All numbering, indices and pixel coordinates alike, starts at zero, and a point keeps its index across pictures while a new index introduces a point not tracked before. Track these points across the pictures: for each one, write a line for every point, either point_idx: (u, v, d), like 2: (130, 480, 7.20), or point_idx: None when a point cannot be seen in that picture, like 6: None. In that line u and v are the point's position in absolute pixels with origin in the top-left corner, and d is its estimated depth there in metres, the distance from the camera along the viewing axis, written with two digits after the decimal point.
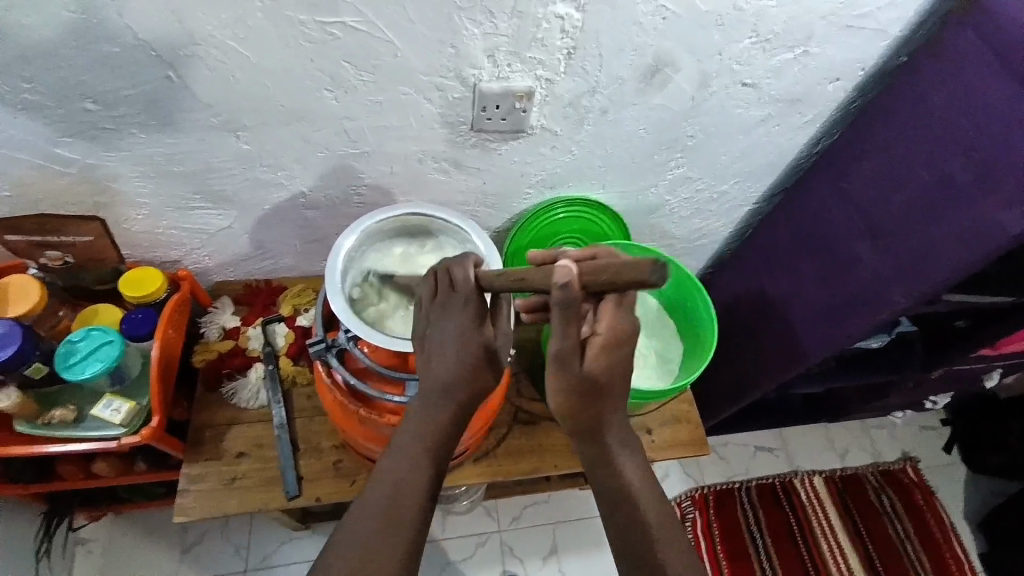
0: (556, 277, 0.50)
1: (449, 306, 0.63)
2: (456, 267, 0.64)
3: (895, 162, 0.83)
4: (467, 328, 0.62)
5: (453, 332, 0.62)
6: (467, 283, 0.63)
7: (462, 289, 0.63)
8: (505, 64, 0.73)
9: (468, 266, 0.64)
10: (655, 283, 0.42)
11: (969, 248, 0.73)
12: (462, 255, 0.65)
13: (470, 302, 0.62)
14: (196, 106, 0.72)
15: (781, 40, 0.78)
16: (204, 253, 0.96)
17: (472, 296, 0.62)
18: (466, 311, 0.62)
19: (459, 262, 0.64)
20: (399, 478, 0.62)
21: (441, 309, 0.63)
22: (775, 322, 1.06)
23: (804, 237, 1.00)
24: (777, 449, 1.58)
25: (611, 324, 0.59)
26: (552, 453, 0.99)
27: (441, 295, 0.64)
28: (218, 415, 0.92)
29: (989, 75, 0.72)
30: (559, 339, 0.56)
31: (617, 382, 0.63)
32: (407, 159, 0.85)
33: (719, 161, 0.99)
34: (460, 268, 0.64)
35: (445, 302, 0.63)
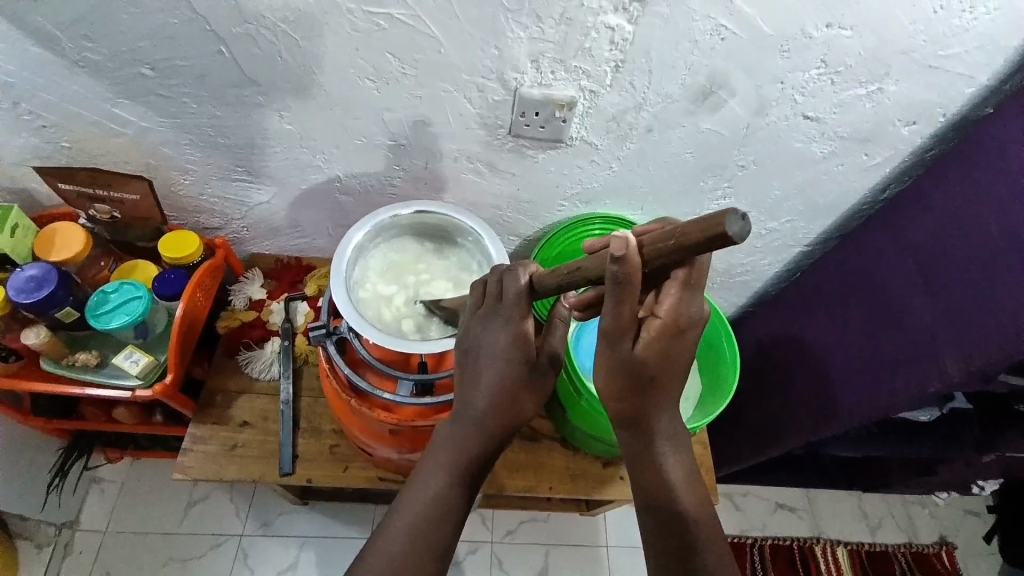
0: (613, 246, 0.46)
1: (492, 315, 0.62)
2: (506, 276, 0.62)
3: (968, 219, 0.75)
4: (505, 344, 0.61)
5: (497, 338, 0.62)
6: (518, 290, 0.60)
7: (513, 298, 0.61)
8: (549, 71, 0.71)
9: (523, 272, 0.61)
10: (732, 237, 0.40)
11: None
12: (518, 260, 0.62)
13: (513, 317, 0.61)
14: (243, 82, 0.74)
15: (852, 74, 0.71)
16: (242, 223, 0.99)
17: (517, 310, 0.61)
18: (512, 320, 0.61)
19: (515, 265, 0.62)
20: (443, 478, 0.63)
21: (483, 321, 0.63)
22: (811, 373, 0.98)
23: (855, 289, 0.92)
24: (799, 509, 1.47)
25: (673, 308, 0.52)
26: (549, 473, 0.96)
27: (486, 306, 0.63)
28: (231, 381, 0.94)
29: None
30: (609, 313, 0.52)
31: (669, 367, 0.58)
32: (442, 157, 0.85)
33: (770, 196, 0.92)
34: (510, 277, 0.61)
35: (489, 311, 0.63)
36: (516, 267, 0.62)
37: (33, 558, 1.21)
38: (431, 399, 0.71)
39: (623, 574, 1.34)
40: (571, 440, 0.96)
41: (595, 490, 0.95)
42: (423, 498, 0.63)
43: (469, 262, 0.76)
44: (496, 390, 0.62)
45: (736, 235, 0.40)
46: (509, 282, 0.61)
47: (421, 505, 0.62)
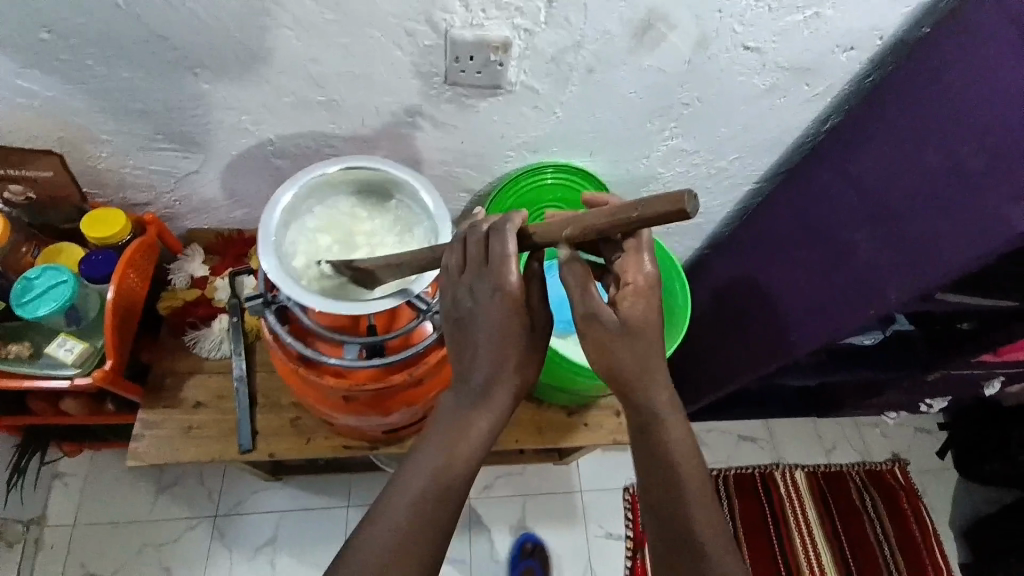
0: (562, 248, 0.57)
1: (483, 280, 0.60)
2: (493, 237, 0.59)
3: (908, 145, 0.76)
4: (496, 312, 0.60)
5: (486, 300, 0.60)
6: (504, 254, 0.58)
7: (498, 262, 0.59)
8: (480, 10, 0.67)
9: (508, 233, 0.58)
10: (689, 212, 0.47)
11: (973, 246, 0.66)
12: (503, 217, 0.60)
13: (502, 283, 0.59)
14: (149, 39, 0.68)
15: (789, 0, 0.70)
16: (174, 197, 0.93)
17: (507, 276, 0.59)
18: (496, 282, 0.59)
19: (501, 224, 0.59)
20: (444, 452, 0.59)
21: (473, 288, 0.60)
22: (766, 309, 1.00)
23: (804, 223, 0.94)
24: (761, 439, 1.54)
25: (635, 273, 0.58)
26: (516, 427, 0.96)
27: (475, 270, 0.61)
28: (181, 363, 0.91)
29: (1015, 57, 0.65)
30: (579, 300, 0.58)
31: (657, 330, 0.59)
32: (380, 111, 0.80)
33: (717, 134, 0.92)
34: (498, 242, 0.59)
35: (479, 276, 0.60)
36: (501, 227, 0.59)
37: None
38: (380, 360, 0.69)
39: (596, 516, 1.39)
40: (536, 393, 0.97)
41: (561, 439, 0.97)
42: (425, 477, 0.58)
43: (408, 219, 0.73)
44: (496, 358, 0.60)
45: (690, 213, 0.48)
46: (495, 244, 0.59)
47: (429, 481, 0.58)
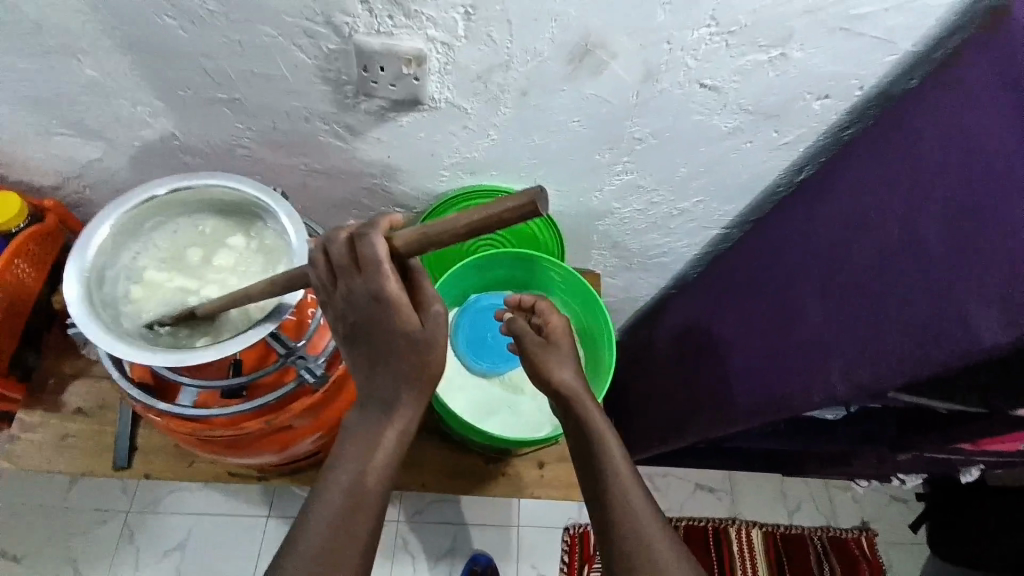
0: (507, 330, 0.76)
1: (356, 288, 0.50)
2: (359, 241, 0.49)
3: (879, 212, 0.65)
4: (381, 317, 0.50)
5: (363, 307, 0.50)
6: (375, 258, 0.48)
7: (369, 267, 0.48)
8: (385, 16, 0.58)
9: (376, 234, 0.48)
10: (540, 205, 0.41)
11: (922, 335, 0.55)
12: (367, 221, 0.50)
13: (376, 291, 0.49)
14: (18, 19, 0.60)
15: (748, 37, 0.60)
16: (81, 184, 0.86)
17: (379, 282, 0.48)
18: (374, 289, 0.49)
19: (366, 228, 0.49)
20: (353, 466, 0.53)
21: (348, 295, 0.50)
22: (713, 367, 0.89)
23: (759, 279, 0.83)
24: (720, 491, 1.45)
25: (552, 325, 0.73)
26: (424, 469, 0.88)
27: (347, 276, 0.50)
28: (70, 365, 0.84)
29: (1012, 125, 0.53)
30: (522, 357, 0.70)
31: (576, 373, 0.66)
32: (291, 115, 0.72)
33: (677, 174, 0.82)
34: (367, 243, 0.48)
35: (353, 282, 0.50)
36: (368, 230, 0.49)
37: None
38: (231, 410, 0.61)
39: (530, 555, 1.31)
40: (449, 435, 0.89)
41: (474, 488, 0.88)
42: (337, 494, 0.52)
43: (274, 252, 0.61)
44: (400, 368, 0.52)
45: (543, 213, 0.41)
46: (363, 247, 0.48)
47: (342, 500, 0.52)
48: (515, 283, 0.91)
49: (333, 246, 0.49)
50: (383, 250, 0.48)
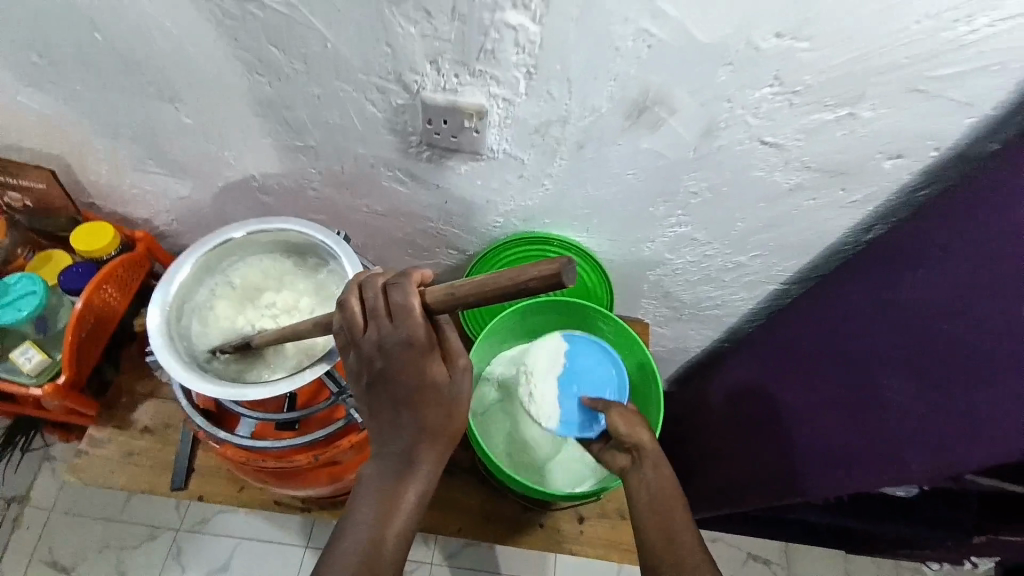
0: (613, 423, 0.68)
1: (386, 335, 0.50)
2: (392, 290, 0.50)
3: (970, 294, 0.60)
4: (406, 363, 0.50)
5: (392, 354, 0.50)
6: (408, 307, 0.49)
7: (400, 315, 0.49)
8: (452, 75, 0.61)
9: (412, 283, 0.50)
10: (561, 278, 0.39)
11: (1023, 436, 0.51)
12: (402, 269, 0.51)
13: (406, 337, 0.49)
14: (129, 70, 0.68)
15: (813, 96, 0.59)
16: (170, 216, 0.94)
17: (411, 328, 0.49)
18: (405, 338, 0.49)
19: (398, 275, 0.50)
20: (375, 513, 0.52)
21: (378, 344, 0.50)
22: (775, 435, 0.87)
23: (823, 346, 0.80)
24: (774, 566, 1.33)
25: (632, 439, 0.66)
26: (459, 511, 0.87)
27: (378, 321, 0.51)
28: (142, 384, 0.90)
29: None
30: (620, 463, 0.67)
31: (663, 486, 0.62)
32: (358, 161, 0.77)
33: (734, 229, 0.80)
34: (400, 291, 0.49)
35: (382, 328, 0.50)
36: (400, 277, 0.50)
37: None
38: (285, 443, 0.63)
39: None
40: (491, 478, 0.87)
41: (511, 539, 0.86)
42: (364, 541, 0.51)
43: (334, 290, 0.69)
44: (421, 423, 0.52)
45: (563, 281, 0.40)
46: (398, 294, 0.49)
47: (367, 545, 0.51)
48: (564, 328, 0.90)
49: (370, 293, 0.51)
50: (416, 298, 0.49)
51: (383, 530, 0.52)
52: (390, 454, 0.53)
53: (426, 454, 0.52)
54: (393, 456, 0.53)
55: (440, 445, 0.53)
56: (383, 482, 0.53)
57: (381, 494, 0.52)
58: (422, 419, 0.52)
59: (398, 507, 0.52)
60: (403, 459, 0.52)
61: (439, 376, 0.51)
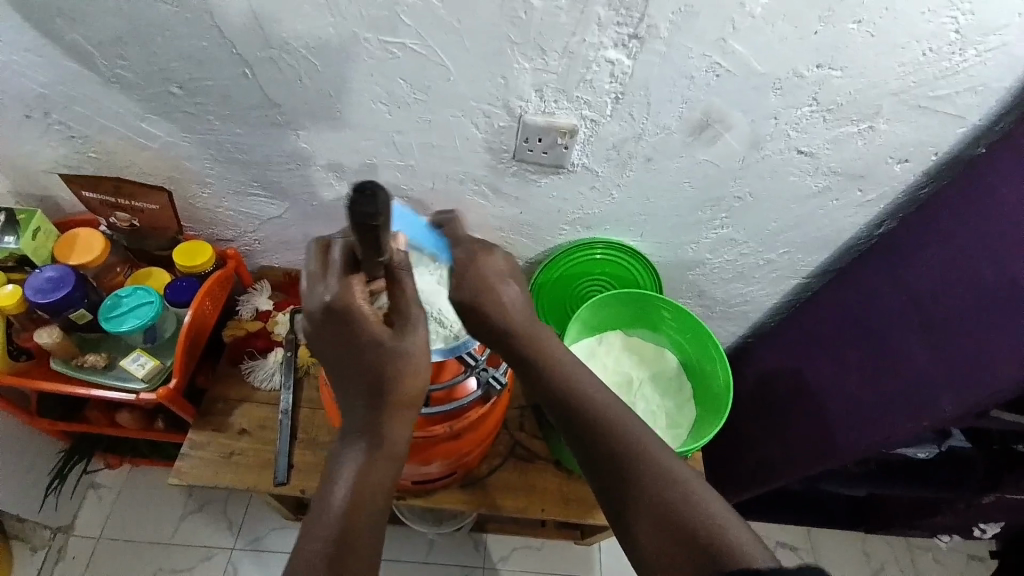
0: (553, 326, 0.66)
1: (328, 293, 0.59)
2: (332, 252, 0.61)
3: (972, 263, 0.76)
4: (354, 324, 0.59)
5: (336, 315, 0.59)
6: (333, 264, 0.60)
7: (332, 274, 0.59)
8: (552, 100, 0.74)
9: (343, 245, 0.61)
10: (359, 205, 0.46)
11: None
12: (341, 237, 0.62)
13: (344, 294, 0.58)
14: (264, 104, 0.77)
15: (843, 113, 0.74)
16: (255, 237, 1.02)
17: (336, 283, 0.59)
18: (339, 297, 0.58)
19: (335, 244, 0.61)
20: (348, 477, 0.59)
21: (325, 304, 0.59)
22: (809, 407, 0.99)
23: (850, 327, 0.94)
24: (801, 548, 1.37)
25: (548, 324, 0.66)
26: (541, 495, 0.95)
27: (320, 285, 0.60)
28: (234, 390, 0.97)
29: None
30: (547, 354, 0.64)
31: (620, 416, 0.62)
32: (448, 179, 0.88)
33: (767, 228, 0.95)
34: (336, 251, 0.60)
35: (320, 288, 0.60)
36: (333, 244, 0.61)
37: (27, 557, 1.19)
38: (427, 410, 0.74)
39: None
40: (566, 463, 0.96)
41: (588, 515, 0.94)
42: (341, 499, 0.58)
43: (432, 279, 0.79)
44: (380, 386, 0.60)
45: (378, 199, 0.46)
46: (333, 251, 0.60)
47: (344, 502, 0.58)
48: (626, 321, 1.00)
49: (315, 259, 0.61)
50: (340, 256, 0.60)
51: (358, 490, 0.59)
52: (359, 423, 0.61)
53: (388, 413, 0.61)
54: (361, 424, 0.61)
55: (396, 401, 0.61)
56: (356, 449, 0.61)
57: (361, 462, 0.60)
58: (375, 378, 0.60)
59: (373, 468, 0.60)
60: (372, 426, 0.61)
61: (385, 335, 0.59)
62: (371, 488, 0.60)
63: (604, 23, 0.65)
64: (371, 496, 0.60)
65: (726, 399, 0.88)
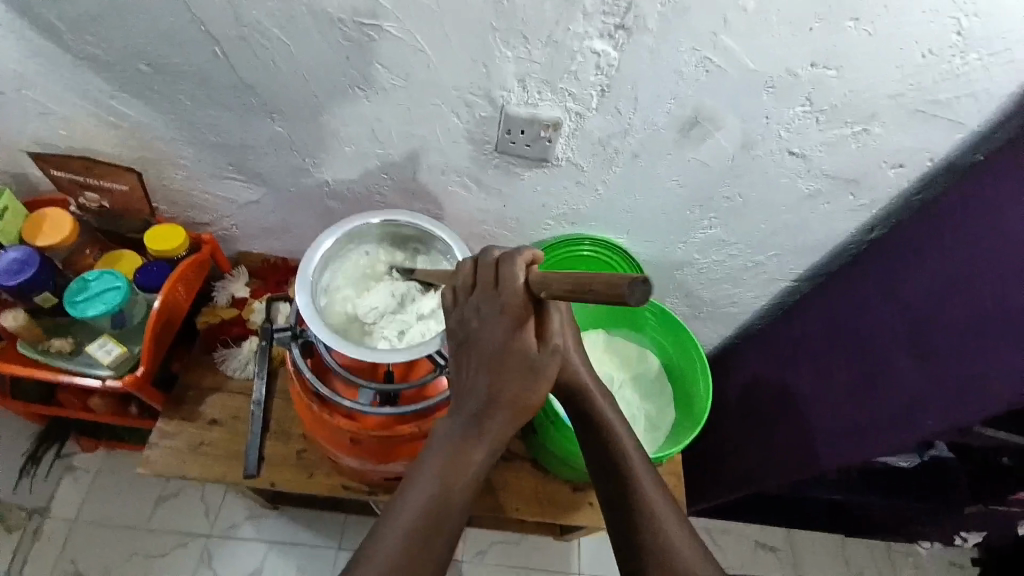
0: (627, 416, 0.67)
1: (485, 300, 0.56)
2: (503, 262, 0.55)
3: (969, 271, 0.74)
4: (503, 333, 0.55)
5: (489, 321, 0.56)
6: (512, 278, 0.54)
7: (505, 285, 0.54)
8: (536, 92, 0.71)
9: (519, 261, 0.54)
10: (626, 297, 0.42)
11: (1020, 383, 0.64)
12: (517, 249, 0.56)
13: (506, 305, 0.54)
14: (237, 85, 0.75)
15: (838, 116, 0.72)
16: (232, 222, 0.99)
17: (506, 294, 0.54)
18: (503, 303, 0.55)
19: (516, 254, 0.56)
20: (440, 473, 0.58)
21: (479, 309, 0.56)
22: (793, 418, 0.98)
23: (840, 333, 0.92)
24: (780, 550, 1.37)
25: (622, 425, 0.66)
26: (516, 494, 0.94)
27: (480, 287, 0.57)
28: (206, 378, 0.95)
29: None
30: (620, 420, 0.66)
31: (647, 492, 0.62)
32: (430, 169, 0.85)
33: (757, 230, 0.92)
34: (507, 266, 0.55)
35: (484, 293, 0.56)
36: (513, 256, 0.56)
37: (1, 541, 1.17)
38: (391, 410, 0.73)
39: None
40: (542, 462, 0.95)
41: (563, 515, 0.93)
42: (428, 491, 0.58)
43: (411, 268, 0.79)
44: (507, 392, 0.56)
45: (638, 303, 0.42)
46: (504, 270, 0.54)
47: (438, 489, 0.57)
48: (609, 322, 0.98)
49: (486, 261, 0.57)
50: (523, 274, 0.54)
51: (449, 483, 0.57)
52: (466, 419, 0.58)
53: (497, 422, 0.57)
54: (470, 418, 0.58)
55: (512, 412, 0.57)
56: (454, 441, 0.58)
57: (454, 457, 0.58)
58: (500, 384, 0.56)
59: (468, 463, 0.58)
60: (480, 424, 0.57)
61: (527, 348, 0.55)
62: (455, 487, 0.58)
63: (590, 12, 0.62)
64: (457, 495, 0.58)
65: (706, 403, 0.86)
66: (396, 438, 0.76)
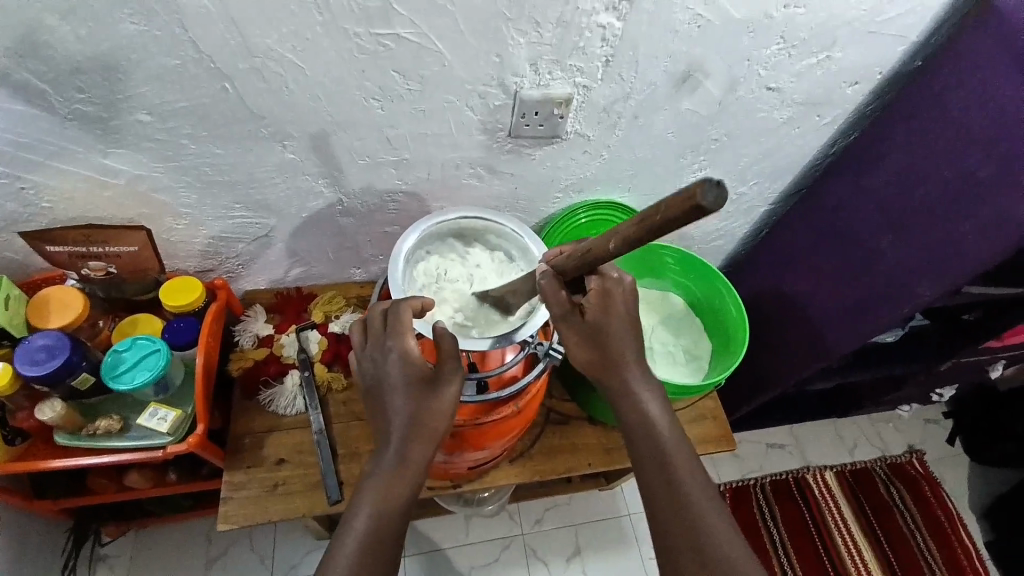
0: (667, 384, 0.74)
1: (381, 344, 0.66)
2: (391, 310, 0.67)
3: (926, 159, 0.86)
4: (400, 366, 0.65)
5: (385, 361, 0.65)
6: (401, 320, 0.66)
7: (394, 328, 0.66)
8: (547, 72, 0.75)
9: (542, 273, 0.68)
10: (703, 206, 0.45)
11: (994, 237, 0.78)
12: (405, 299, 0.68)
13: (400, 339, 0.65)
14: (246, 117, 0.72)
15: (806, 47, 0.81)
16: (239, 262, 0.96)
17: (398, 334, 0.65)
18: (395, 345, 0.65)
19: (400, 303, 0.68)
20: (370, 504, 0.63)
21: (380, 350, 0.66)
22: (795, 320, 1.11)
23: (825, 237, 1.04)
24: (788, 445, 1.53)
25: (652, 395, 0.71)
26: (585, 451, 1.00)
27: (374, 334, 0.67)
28: (258, 422, 0.93)
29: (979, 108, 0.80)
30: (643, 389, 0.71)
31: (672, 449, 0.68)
32: (444, 166, 0.87)
33: (740, 163, 1.02)
34: (394, 312, 0.67)
35: (378, 336, 0.66)
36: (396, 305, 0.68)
37: None
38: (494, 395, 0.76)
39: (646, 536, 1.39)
40: (599, 416, 1.01)
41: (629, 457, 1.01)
42: (366, 521, 0.62)
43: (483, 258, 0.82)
44: (414, 416, 0.64)
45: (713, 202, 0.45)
46: (398, 312, 0.66)
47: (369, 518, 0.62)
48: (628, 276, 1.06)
49: (375, 313, 0.68)
50: (410, 314, 0.66)
51: (379, 510, 0.63)
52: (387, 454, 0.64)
53: (418, 444, 0.64)
54: (394, 449, 0.64)
55: (426, 434, 0.64)
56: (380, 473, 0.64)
57: (382, 486, 0.63)
58: (412, 412, 0.64)
59: (392, 492, 0.63)
60: (403, 452, 0.64)
61: (425, 372, 0.64)
62: (388, 513, 0.63)
63: None
64: (391, 520, 0.63)
65: (743, 327, 0.94)
66: (498, 419, 0.80)
